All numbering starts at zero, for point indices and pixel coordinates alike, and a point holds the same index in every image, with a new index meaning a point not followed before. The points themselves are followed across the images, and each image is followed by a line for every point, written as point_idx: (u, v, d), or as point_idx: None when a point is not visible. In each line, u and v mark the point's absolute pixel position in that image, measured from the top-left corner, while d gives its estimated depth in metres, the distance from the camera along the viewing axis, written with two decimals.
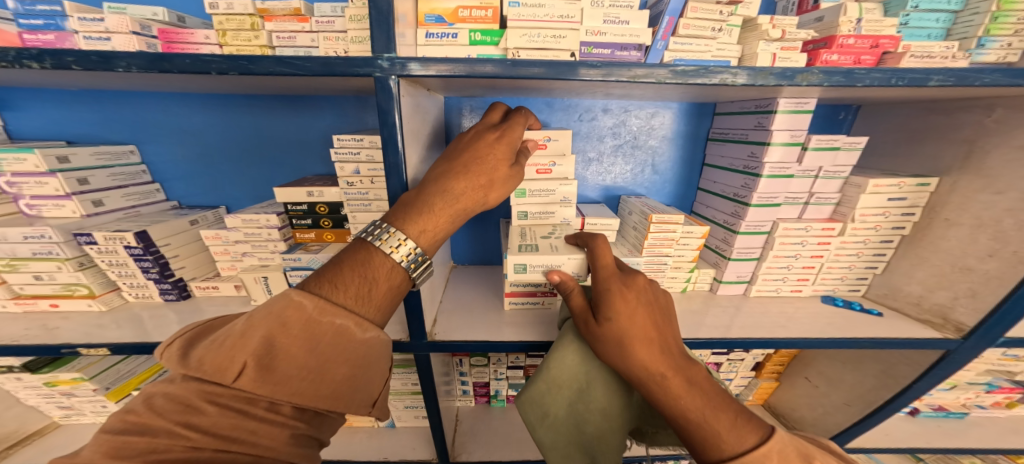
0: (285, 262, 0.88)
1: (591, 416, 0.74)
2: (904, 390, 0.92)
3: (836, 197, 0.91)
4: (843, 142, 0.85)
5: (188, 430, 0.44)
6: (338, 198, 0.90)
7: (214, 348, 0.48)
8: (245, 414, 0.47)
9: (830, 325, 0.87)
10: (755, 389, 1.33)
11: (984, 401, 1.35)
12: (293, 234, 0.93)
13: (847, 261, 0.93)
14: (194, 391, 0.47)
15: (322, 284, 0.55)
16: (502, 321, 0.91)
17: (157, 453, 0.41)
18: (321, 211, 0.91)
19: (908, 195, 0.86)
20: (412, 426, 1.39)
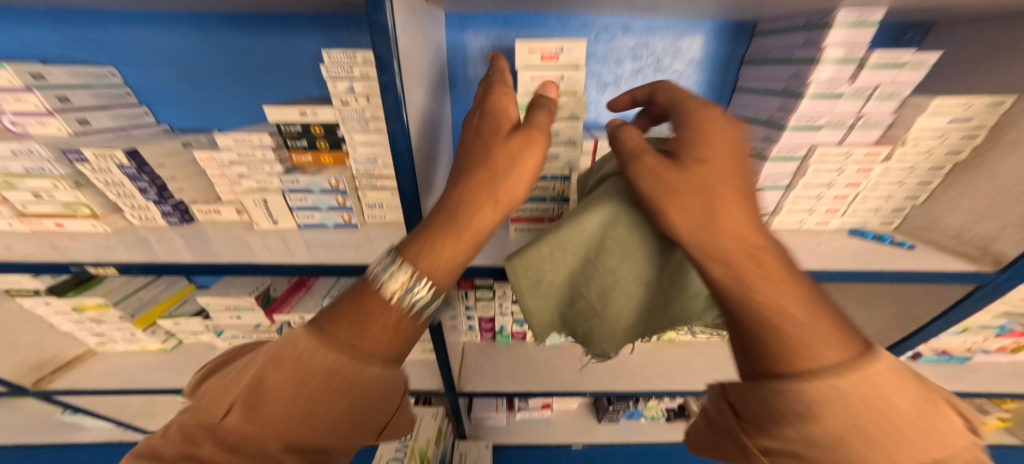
0: (282, 184, 0.85)
1: (590, 288, 0.71)
2: (921, 328, 0.90)
3: (890, 119, 0.80)
4: (910, 58, 0.72)
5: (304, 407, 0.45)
6: (334, 119, 0.83)
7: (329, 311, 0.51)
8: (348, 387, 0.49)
9: (854, 258, 0.82)
10: None
11: (989, 345, 1.33)
12: (289, 155, 0.88)
13: (886, 190, 0.86)
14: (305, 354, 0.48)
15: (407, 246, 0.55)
16: (508, 249, 0.88)
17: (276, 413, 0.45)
18: (317, 132, 0.85)
19: (975, 116, 0.75)
20: (423, 359, 1.40)
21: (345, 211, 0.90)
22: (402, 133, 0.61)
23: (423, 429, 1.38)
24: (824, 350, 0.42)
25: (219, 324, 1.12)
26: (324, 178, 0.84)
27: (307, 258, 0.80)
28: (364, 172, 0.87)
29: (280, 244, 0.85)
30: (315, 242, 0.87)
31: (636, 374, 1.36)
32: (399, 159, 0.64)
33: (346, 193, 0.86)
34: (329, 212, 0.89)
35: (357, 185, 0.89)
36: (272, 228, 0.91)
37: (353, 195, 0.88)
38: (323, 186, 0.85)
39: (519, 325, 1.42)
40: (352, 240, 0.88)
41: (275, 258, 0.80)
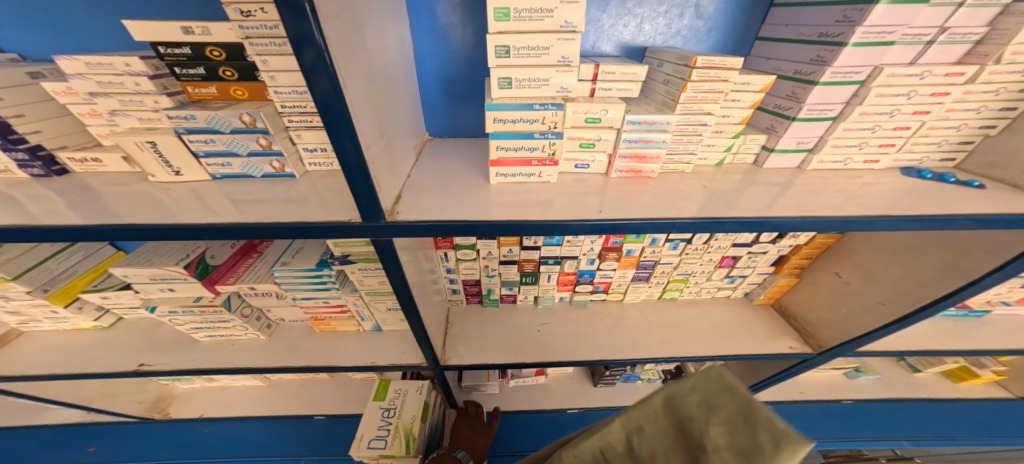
0: (174, 124, 0.65)
1: None
2: (971, 283, 0.78)
3: (982, 32, 0.62)
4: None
5: None
6: (234, 39, 0.63)
7: None
8: None
9: (913, 201, 0.66)
10: (768, 287, 1.19)
11: (1012, 297, 1.21)
12: (181, 86, 0.67)
13: (958, 120, 0.69)
14: None
15: None
16: (489, 199, 0.70)
17: None
18: (216, 57, 0.65)
19: None
20: (401, 329, 1.23)
21: (274, 157, 0.71)
22: (323, 60, 0.41)
23: (407, 404, 1.29)
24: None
25: (151, 297, 0.99)
26: (234, 114, 0.65)
27: (222, 216, 0.61)
28: (293, 107, 0.67)
29: (189, 198, 0.66)
30: (243, 196, 0.67)
31: (637, 336, 1.23)
32: (325, 103, 0.44)
33: (269, 133, 0.67)
34: (252, 159, 0.70)
35: (286, 124, 0.70)
36: (174, 180, 0.71)
37: (279, 136, 0.69)
38: (234, 125, 0.66)
39: (507, 287, 1.28)
40: (286, 192, 0.69)
41: (177, 215, 0.61)
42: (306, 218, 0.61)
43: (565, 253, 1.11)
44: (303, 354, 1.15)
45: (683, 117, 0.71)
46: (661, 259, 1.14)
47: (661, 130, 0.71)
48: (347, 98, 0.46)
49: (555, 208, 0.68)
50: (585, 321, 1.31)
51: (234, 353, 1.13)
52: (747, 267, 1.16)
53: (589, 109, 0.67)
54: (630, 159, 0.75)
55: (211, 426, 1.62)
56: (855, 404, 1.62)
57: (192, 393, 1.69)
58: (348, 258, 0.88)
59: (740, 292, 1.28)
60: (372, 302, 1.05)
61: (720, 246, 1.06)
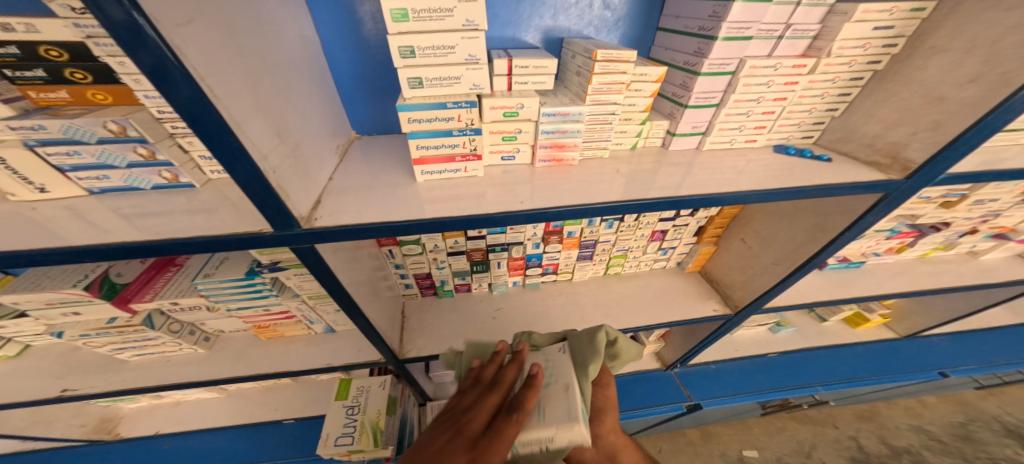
0: (23, 136, 0.61)
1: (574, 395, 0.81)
2: (831, 242, 0.93)
3: (815, 29, 0.73)
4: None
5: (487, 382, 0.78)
6: (72, 36, 0.59)
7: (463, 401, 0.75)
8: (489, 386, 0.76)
9: (783, 176, 0.78)
10: (695, 256, 1.34)
11: (880, 248, 1.43)
12: (21, 91, 0.63)
13: (809, 104, 0.82)
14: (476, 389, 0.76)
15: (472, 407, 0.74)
16: (416, 196, 0.73)
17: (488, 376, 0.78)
18: (56, 57, 0.60)
19: (896, 24, 0.71)
20: (353, 329, 1.23)
21: (161, 167, 0.69)
22: (169, 62, 0.41)
23: (371, 400, 1.30)
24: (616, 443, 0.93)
25: (56, 324, 0.93)
26: (97, 122, 0.63)
27: (124, 232, 0.59)
28: (170, 112, 0.65)
29: (72, 218, 0.63)
30: (136, 210, 0.65)
31: (585, 313, 1.33)
32: (189, 109, 0.44)
33: (147, 141, 0.66)
34: (136, 170, 0.69)
35: (170, 131, 0.68)
36: (37, 197, 0.67)
37: (164, 145, 0.66)
38: (100, 134, 0.64)
39: (460, 277, 1.32)
40: (188, 204, 0.68)
41: (76, 236, 0.58)
42: (221, 228, 0.61)
43: (511, 239, 1.16)
44: (250, 364, 1.12)
45: (595, 107, 0.77)
46: (601, 237, 1.22)
47: (575, 121, 0.76)
48: (215, 101, 0.46)
49: (486, 200, 0.73)
50: (535, 303, 1.38)
51: (171, 369, 1.08)
52: (676, 239, 1.28)
53: (506, 103, 0.71)
54: (551, 148, 0.80)
55: (172, 441, 1.54)
56: (779, 357, 1.87)
57: (141, 411, 1.59)
58: (278, 265, 0.87)
59: (673, 262, 1.42)
60: (317, 305, 1.05)
61: (648, 222, 1.17)
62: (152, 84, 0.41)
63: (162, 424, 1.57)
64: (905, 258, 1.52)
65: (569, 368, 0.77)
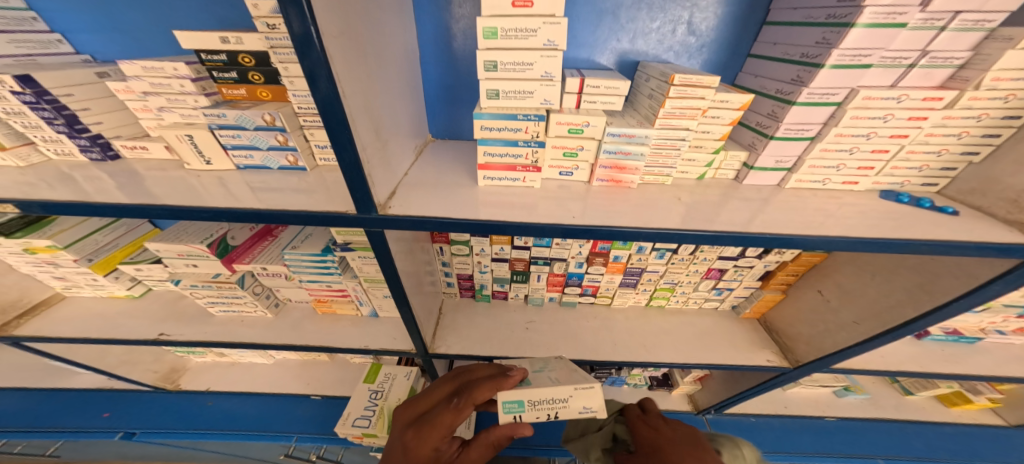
0: (208, 120, 0.74)
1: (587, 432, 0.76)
2: (940, 306, 0.81)
3: (965, 56, 0.64)
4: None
5: (464, 374, 0.91)
6: (262, 47, 0.71)
7: (440, 383, 0.91)
8: (462, 376, 0.90)
9: (879, 225, 0.70)
10: (754, 302, 1.22)
11: (1006, 326, 1.20)
12: (218, 89, 0.76)
13: (937, 144, 0.72)
14: (454, 377, 0.91)
15: (446, 383, 0.90)
16: (475, 199, 0.77)
17: (467, 371, 0.92)
18: (247, 63, 0.73)
19: None
20: (394, 317, 1.31)
21: (289, 151, 0.79)
22: (321, 64, 0.48)
23: (394, 388, 1.36)
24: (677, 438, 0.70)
25: (178, 271, 1.11)
26: (257, 114, 0.74)
27: (244, 201, 0.70)
28: (307, 108, 0.75)
29: (213, 185, 0.75)
30: (256, 184, 0.76)
31: (621, 340, 1.27)
32: (325, 103, 0.52)
33: (286, 131, 0.76)
34: (271, 153, 0.79)
35: (301, 124, 0.78)
36: (205, 168, 0.80)
37: (295, 134, 0.77)
38: (257, 123, 0.75)
39: (499, 284, 1.34)
40: (295, 183, 0.78)
41: (205, 200, 0.70)
42: (314, 207, 0.70)
43: (554, 255, 1.16)
44: (307, 334, 1.24)
45: (663, 131, 0.75)
46: (648, 267, 1.17)
47: (640, 143, 0.75)
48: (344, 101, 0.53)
49: (537, 211, 0.74)
50: (573, 322, 1.36)
51: (244, 328, 1.23)
52: (734, 281, 1.18)
53: (572, 120, 0.73)
54: (610, 169, 0.80)
55: (215, 399, 1.74)
56: (838, 421, 1.62)
57: (202, 367, 1.84)
58: (349, 246, 0.97)
59: (728, 305, 1.30)
60: (370, 289, 1.14)
61: (704, 259, 1.10)
62: (305, 80, 0.49)
63: (212, 382, 1.80)
64: None
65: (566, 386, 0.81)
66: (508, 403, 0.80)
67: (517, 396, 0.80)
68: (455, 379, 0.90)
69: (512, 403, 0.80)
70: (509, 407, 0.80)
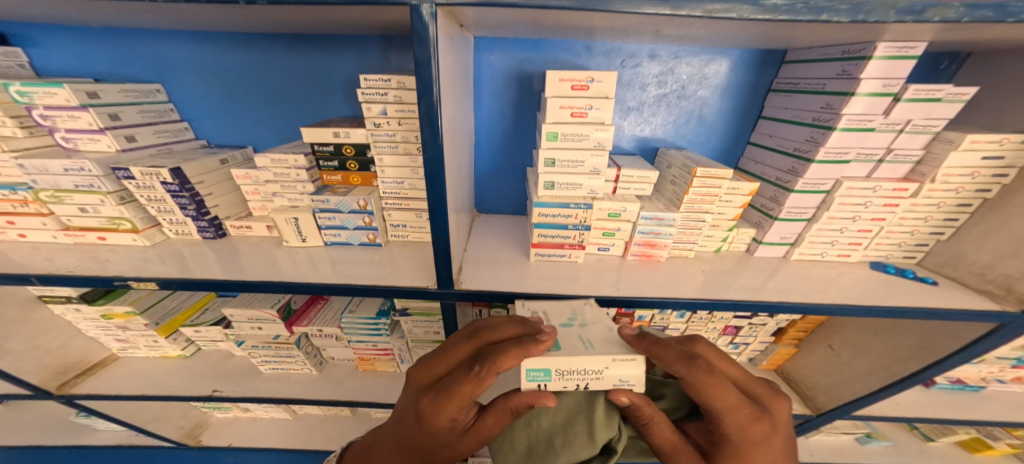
0: (313, 204, 0.89)
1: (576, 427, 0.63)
2: (939, 361, 0.91)
3: (919, 154, 0.79)
4: (947, 93, 0.71)
5: (487, 329, 0.62)
6: (365, 140, 0.87)
7: (456, 340, 0.64)
8: (483, 336, 0.61)
9: (873, 292, 0.83)
10: (771, 354, 1.31)
11: (1005, 375, 1.29)
12: (321, 175, 0.91)
13: (910, 225, 0.85)
14: (473, 333, 0.63)
15: (464, 339, 0.63)
16: (527, 273, 0.90)
17: (491, 324, 0.63)
18: (348, 153, 0.89)
19: (1007, 154, 0.74)
20: None
21: (371, 231, 0.93)
22: (437, 153, 0.64)
23: None
24: (763, 438, 0.59)
25: (241, 333, 1.20)
26: (354, 200, 0.88)
27: (336, 277, 0.82)
28: (391, 194, 0.90)
29: (307, 260, 0.88)
30: (342, 259, 0.89)
31: None
32: (434, 176, 0.67)
33: (373, 213, 0.90)
34: (356, 231, 0.93)
35: (383, 205, 0.92)
36: (300, 245, 0.93)
37: (378, 215, 0.91)
38: (352, 207, 0.88)
39: None
40: (375, 258, 0.91)
41: (303, 275, 0.82)
42: (397, 281, 0.82)
43: None
44: (351, 390, 1.31)
45: (688, 213, 0.90)
46: (670, 325, 1.27)
47: (669, 225, 0.90)
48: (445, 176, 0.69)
49: (579, 282, 0.87)
50: None
51: (291, 385, 1.29)
52: (750, 336, 1.27)
53: (611, 206, 0.87)
54: (643, 245, 0.94)
55: (239, 456, 1.73)
56: None
57: (223, 422, 1.82)
58: (407, 311, 1.10)
59: (746, 358, 1.37)
60: (414, 347, 1.23)
61: (723, 317, 1.20)
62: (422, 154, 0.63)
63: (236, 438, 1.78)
64: None
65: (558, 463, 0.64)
66: (531, 371, 0.60)
67: (543, 364, 0.59)
68: (475, 336, 0.62)
69: (537, 372, 0.60)
70: (533, 376, 0.60)
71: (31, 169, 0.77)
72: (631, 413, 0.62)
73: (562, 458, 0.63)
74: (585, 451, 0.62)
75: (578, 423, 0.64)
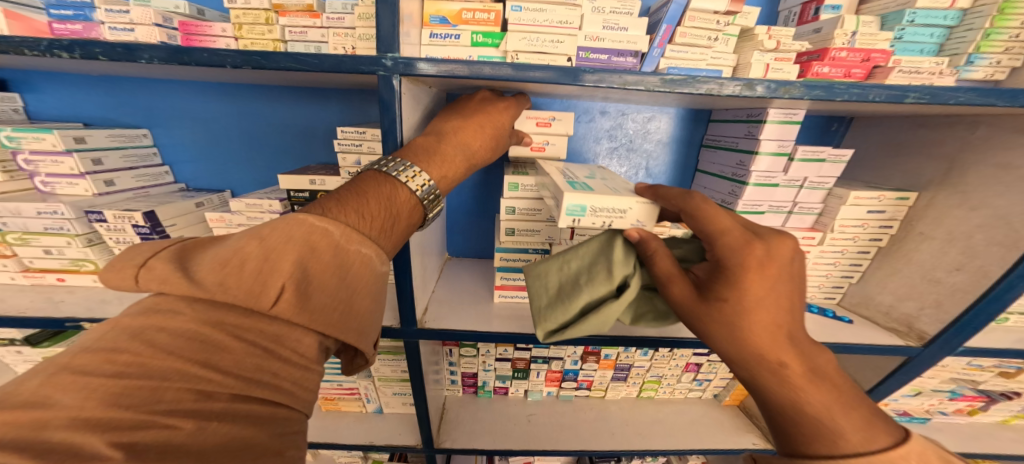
0: None
1: (597, 268, 0.67)
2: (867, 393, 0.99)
3: (819, 207, 0.91)
4: (829, 154, 0.84)
5: (478, 105, 0.74)
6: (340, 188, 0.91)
7: (452, 113, 0.72)
8: (478, 106, 0.73)
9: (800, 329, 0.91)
10: (732, 390, 1.45)
11: (946, 407, 1.38)
12: None
13: (824, 269, 0.96)
14: (467, 108, 0.73)
15: (459, 110, 0.72)
16: (491, 313, 0.97)
17: (480, 102, 0.74)
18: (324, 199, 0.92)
19: (888, 208, 0.87)
20: (400, 412, 1.40)
21: None
22: None
23: None
24: (796, 306, 0.54)
25: None
26: None
27: None
28: None
29: None
30: None
31: (615, 431, 1.38)
32: None
33: None
34: None
35: None
36: None
37: None
38: None
39: (501, 380, 1.44)
40: None
41: None
42: None
43: (552, 355, 1.30)
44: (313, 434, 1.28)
45: None
46: (635, 362, 1.34)
47: None
48: None
49: None
50: (569, 415, 1.44)
51: None
52: (711, 372, 1.39)
53: None
54: None
55: None
56: None
57: None
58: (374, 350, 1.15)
59: (710, 393, 1.51)
60: (381, 386, 1.28)
61: (683, 354, 1.30)
62: None
63: None
64: (978, 421, 1.42)
65: (592, 315, 0.66)
66: (569, 207, 0.61)
67: (581, 198, 0.60)
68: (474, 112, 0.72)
69: (572, 206, 0.61)
70: (570, 212, 0.61)
71: (4, 212, 0.78)
72: (647, 260, 0.63)
73: (583, 292, 0.67)
74: (603, 287, 0.65)
75: (600, 264, 0.67)
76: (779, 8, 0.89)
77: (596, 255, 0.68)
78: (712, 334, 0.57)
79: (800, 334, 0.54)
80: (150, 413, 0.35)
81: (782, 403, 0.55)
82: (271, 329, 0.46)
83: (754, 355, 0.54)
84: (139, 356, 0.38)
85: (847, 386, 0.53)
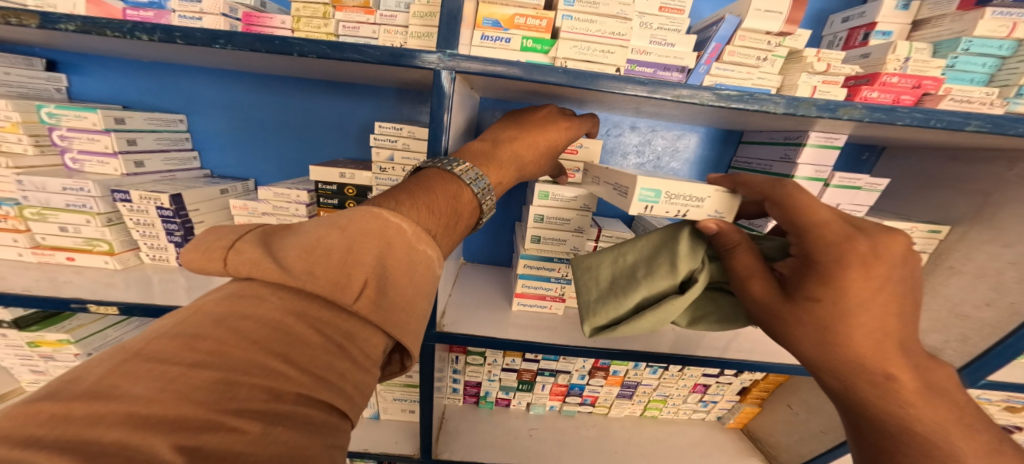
0: None
1: (658, 264, 0.64)
2: None
3: None
4: (864, 183, 0.85)
5: (531, 114, 0.74)
6: (367, 183, 0.89)
7: (509, 122, 0.72)
8: (533, 115, 0.73)
9: None
10: (737, 413, 1.43)
11: None
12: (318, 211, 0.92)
13: None
14: (522, 116, 0.73)
15: (515, 119, 0.72)
16: (509, 321, 0.94)
17: (534, 111, 0.74)
18: (350, 193, 0.90)
19: (917, 240, 0.88)
20: (398, 419, 1.35)
21: None
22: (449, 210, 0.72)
23: None
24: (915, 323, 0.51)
25: None
26: None
27: None
28: None
29: None
30: None
31: (618, 450, 1.35)
32: None
33: None
34: None
35: None
36: None
37: None
38: None
39: (504, 392, 1.40)
40: None
41: None
42: None
43: (561, 368, 1.27)
44: None
45: None
46: (643, 380, 1.32)
47: None
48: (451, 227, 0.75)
49: (560, 333, 0.91)
50: (573, 432, 1.40)
51: None
52: (717, 394, 1.38)
53: None
54: None
55: None
56: None
57: None
58: None
59: (713, 416, 1.49)
60: (382, 390, 1.24)
61: (693, 375, 1.28)
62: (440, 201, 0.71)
63: None
64: None
65: (648, 314, 0.63)
66: (642, 191, 0.59)
67: (655, 183, 0.59)
68: (530, 120, 0.72)
69: (647, 191, 0.60)
70: (641, 196, 0.60)
71: (27, 186, 0.75)
72: (724, 255, 0.59)
73: (640, 288, 0.64)
74: (664, 281, 0.63)
75: (659, 259, 0.64)
76: (824, 32, 0.94)
77: (654, 250, 0.66)
78: (800, 336, 0.53)
79: (910, 342, 0.50)
80: (220, 411, 0.30)
81: (875, 412, 0.53)
82: (346, 325, 0.42)
83: (849, 362, 0.51)
84: (221, 344, 0.34)
85: (948, 400, 0.51)
